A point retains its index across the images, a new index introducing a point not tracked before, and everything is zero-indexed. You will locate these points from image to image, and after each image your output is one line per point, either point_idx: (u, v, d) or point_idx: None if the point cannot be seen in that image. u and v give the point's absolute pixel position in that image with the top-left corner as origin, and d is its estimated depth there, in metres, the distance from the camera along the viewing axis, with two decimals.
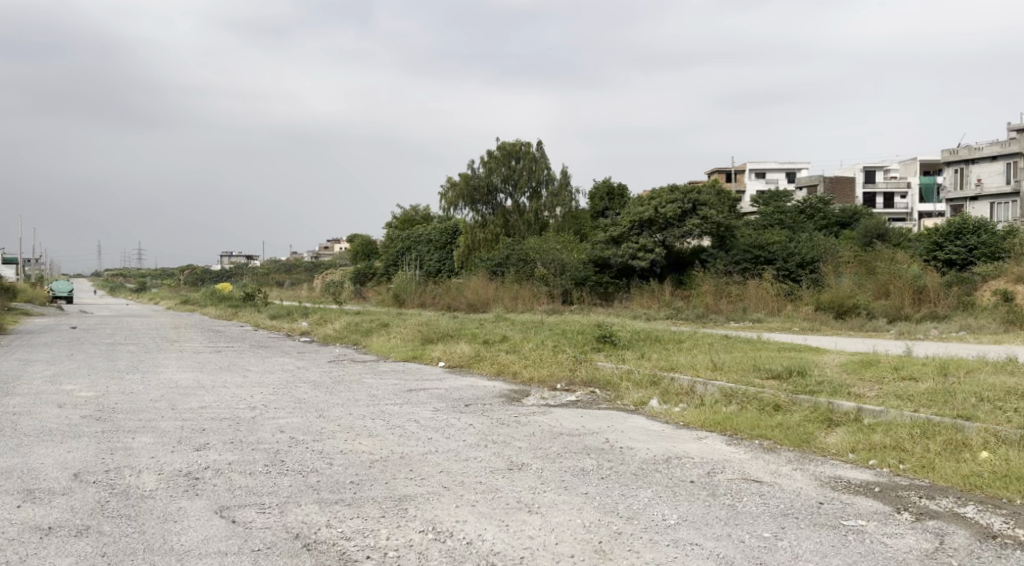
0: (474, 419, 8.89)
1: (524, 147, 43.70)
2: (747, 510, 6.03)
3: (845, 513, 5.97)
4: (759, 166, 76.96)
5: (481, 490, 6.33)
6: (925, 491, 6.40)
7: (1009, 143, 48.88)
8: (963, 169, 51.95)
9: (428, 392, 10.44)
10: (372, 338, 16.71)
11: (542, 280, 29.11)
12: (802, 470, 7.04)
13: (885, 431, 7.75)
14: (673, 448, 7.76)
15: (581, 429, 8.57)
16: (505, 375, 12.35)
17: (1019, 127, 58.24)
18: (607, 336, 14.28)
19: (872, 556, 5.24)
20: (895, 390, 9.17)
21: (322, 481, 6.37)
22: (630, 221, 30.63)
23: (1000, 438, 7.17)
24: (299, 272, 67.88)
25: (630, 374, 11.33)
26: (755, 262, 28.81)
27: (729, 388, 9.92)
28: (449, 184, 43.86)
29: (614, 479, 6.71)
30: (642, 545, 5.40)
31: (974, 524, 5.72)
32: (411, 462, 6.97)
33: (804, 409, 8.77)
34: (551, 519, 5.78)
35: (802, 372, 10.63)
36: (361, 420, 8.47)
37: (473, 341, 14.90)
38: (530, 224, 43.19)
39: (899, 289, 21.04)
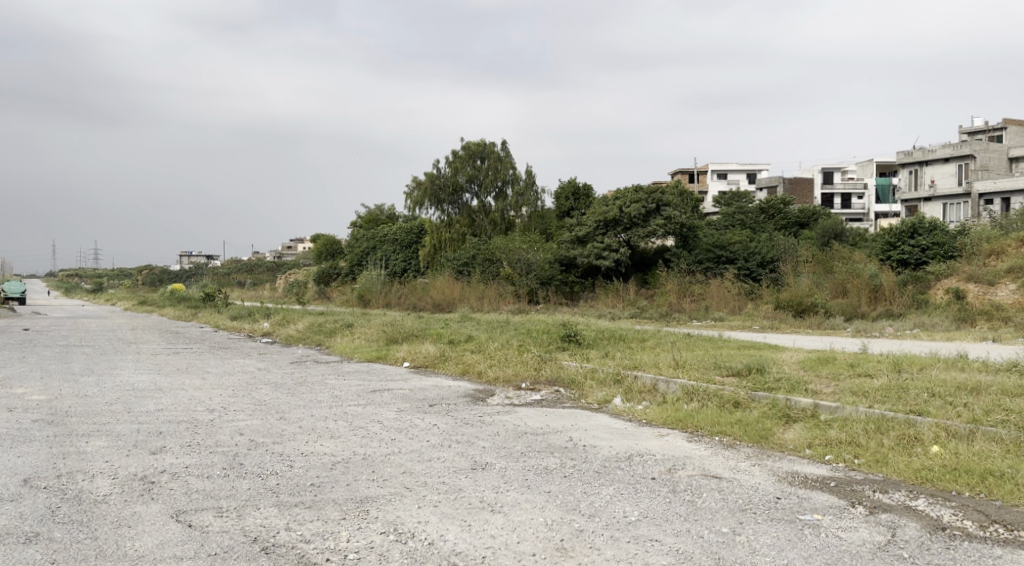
0: (438, 418, 8.89)
1: (489, 147, 43.83)
2: (706, 506, 6.11)
3: (801, 507, 6.08)
4: (720, 166, 77.73)
5: (444, 490, 6.33)
6: (878, 485, 6.54)
7: (961, 145, 50.18)
8: (918, 170, 53.06)
9: (392, 392, 10.43)
10: (336, 338, 16.64)
11: (507, 280, 29.16)
12: (760, 465, 7.16)
13: (841, 426, 7.89)
14: (636, 446, 7.85)
15: (544, 428, 8.62)
16: (470, 375, 12.36)
17: (971, 130, 59.71)
18: (571, 335, 14.33)
19: (826, 550, 5.34)
20: (852, 386, 9.35)
21: (282, 483, 6.33)
22: (595, 221, 30.75)
23: (951, 432, 7.34)
24: (262, 272, 67.25)
25: (595, 373, 11.39)
26: (717, 261, 29.24)
27: (690, 385, 10.05)
28: (415, 184, 43.55)
29: (578, 477, 6.75)
30: (603, 542, 5.44)
31: (924, 517, 5.86)
32: (373, 463, 6.96)
33: (763, 406, 8.90)
34: (513, 519, 5.80)
35: (761, 369, 10.79)
36: (323, 421, 8.42)
37: (438, 341, 14.88)
38: (496, 224, 43.23)
39: (857, 288, 21.42)
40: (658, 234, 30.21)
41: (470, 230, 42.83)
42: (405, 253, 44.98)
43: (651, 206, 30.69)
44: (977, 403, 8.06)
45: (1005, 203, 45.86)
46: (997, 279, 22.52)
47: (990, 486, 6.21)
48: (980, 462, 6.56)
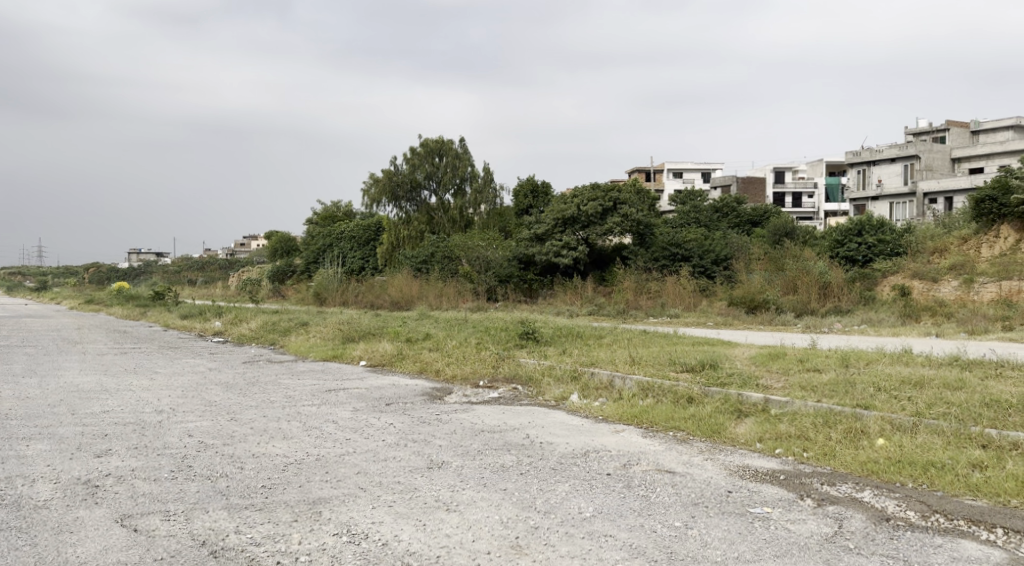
0: (395, 418, 8.84)
1: (447, 144, 43.72)
2: (660, 500, 6.17)
3: (751, 500, 6.17)
4: (676, 166, 78.50)
5: (399, 490, 6.30)
6: (826, 477, 6.66)
7: (906, 146, 51.48)
8: (865, 170, 54.12)
9: (347, 391, 10.33)
10: (290, 337, 16.45)
11: (466, 277, 29.10)
12: (712, 459, 7.25)
13: (791, 420, 8.04)
14: (592, 442, 7.89)
15: (502, 425, 8.62)
16: (427, 373, 12.31)
17: (916, 131, 61.19)
18: (529, 333, 14.35)
19: (776, 542, 5.43)
20: (800, 381, 9.52)
21: (232, 486, 6.24)
22: (554, 219, 30.81)
23: (896, 425, 7.50)
24: (214, 270, 66.12)
25: (552, 370, 11.43)
26: (673, 259, 29.52)
27: (645, 382, 10.14)
28: (372, 180, 43.23)
29: (535, 474, 6.77)
30: (558, 539, 5.46)
31: (871, 508, 5.98)
32: (327, 463, 6.90)
33: (715, 401, 9.00)
34: (468, 517, 5.79)
35: (714, 365, 10.93)
36: (275, 422, 8.31)
37: (395, 340, 14.78)
38: (454, 221, 43.06)
39: (807, 285, 21.72)
40: (615, 232, 30.32)
41: (428, 227, 42.57)
42: (362, 251, 44.46)
43: (607, 203, 30.83)
44: (921, 396, 8.27)
45: (948, 203, 47.01)
46: (940, 277, 23.15)
47: (932, 477, 6.36)
48: (923, 454, 6.72)
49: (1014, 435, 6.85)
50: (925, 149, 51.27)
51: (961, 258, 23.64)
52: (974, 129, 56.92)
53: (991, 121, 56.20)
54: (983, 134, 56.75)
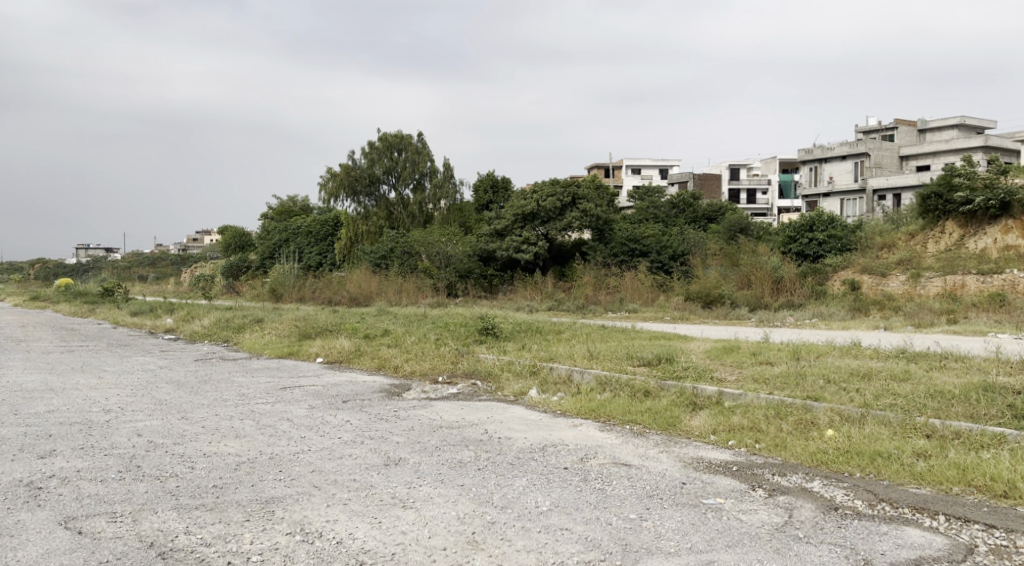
0: (352, 414, 8.77)
1: (406, 138, 43.60)
2: (615, 493, 6.22)
3: (704, 491, 6.24)
4: (634, 162, 79.05)
5: (354, 488, 6.25)
6: (776, 468, 6.77)
7: (857, 143, 52.60)
8: (817, 167, 55.07)
9: (302, 389, 10.24)
10: (244, 334, 16.24)
11: (426, 273, 29.00)
12: (667, 452, 7.32)
13: (743, 412, 8.15)
14: (550, 437, 7.91)
15: (460, 421, 8.60)
16: (385, 370, 12.23)
17: (866, 129, 62.43)
18: (488, 328, 14.33)
19: (728, 532, 5.50)
20: (753, 374, 9.66)
21: (182, 486, 6.14)
22: (513, 214, 30.79)
23: (845, 416, 7.64)
24: (166, 265, 64.91)
25: (511, 365, 11.45)
26: (631, 254, 29.78)
27: (603, 376, 10.22)
28: (330, 174, 42.73)
29: (492, 470, 6.77)
30: (514, 534, 5.47)
31: (819, 497, 6.09)
32: (281, 462, 6.82)
33: (671, 394, 9.09)
34: (425, 514, 5.77)
35: (670, 359, 11.04)
36: (228, 421, 8.19)
37: (353, 336, 14.65)
38: (414, 217, 42.90)
39: (760, 280, 22.00)
40: (575, 227, 30.37)
41: (387, 223, 42.28)
42: (319, 246, 43.94)
43: (566, 199, 30.76)
44: (868, 388, 8.43)
45: (896, 199, 47.99)
46: (888, 271, 23.73)
47: (878, 467, 6.50)
48: (870, 444, 6.86)
49: (956, 424, 7.03)
50: (874, 147, 52.29)
51: (909, 253, 24.22)
52: (921, 127, 58.20)
53: (937, 120, 57.49)
54: (930, 133, 58.05)
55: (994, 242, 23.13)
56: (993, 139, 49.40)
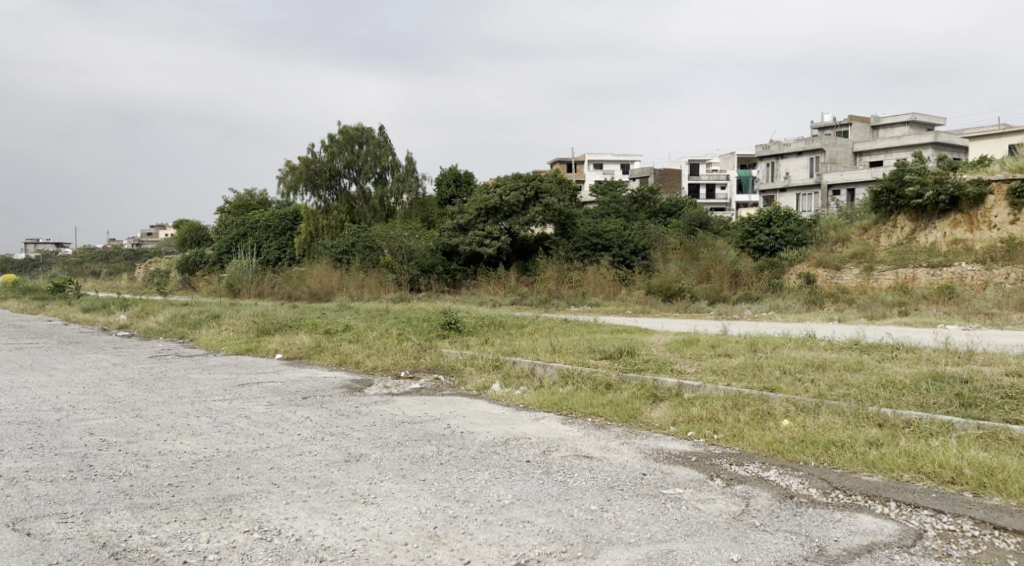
0: (311, 411, 8.69)
1: (367, 133, 43.28)
2: (577, 485, 6.25)
3: (664, 482, 6.30)
4: (595, 157, 79.38)
5: (315, 485, 6.20)
6: (734, 458, 6.85)
7: (812, 139, 53.38)
8: (775, 162, 55.93)
9: (262, 385, 10.13)
10: (201, 330, 16.02)
11: (388, 267, 28.85)
12: (628, 444, 7.37)
13: (702, 403, 8.23)
14: (513, 430, 7.93)
15: (423, 416, 8.56)
16: (347, 365, 12.14)
17: (822, 126, 63.43)
18: (451, 322, 14.30)
19: (686, 522, 5.55)
20: (712, 365, 9.79)
21: (136, 485, 6.04)
22: (476, 208, 30.71)
23: (799, 406, 7.76)
24: (120, 260, 63.72)
25: (474, 359, 11.44)
26: (593, 249, 30.01)
27: (565, 369, 10.27)
28: (289, 167, 42.13)
29: (454, 464, 6.77)
30: (476, 527, 5.47)
31: (775, 486, 6.18)
32: (238, 460, 6.74)
33: (632, 386, 9.16)
34: (386, 509, 5.75)
35: (631, 352, 11.13)
36: (183, 418, 8.06)
37: (313, 332, 14.52)
38: (376, 211, 42.66)
39: (719, 273, 22.27)
40: (537, 222, 30.42)
41: (348, 217, 41.97)
42: (278, 240, 43.39)
43: (529, 193, 30.76)
44: (823, 378, 8.57)
45: (850, 194, 48.78)
46: (842, 264, 24.22)
47: (832, 455, 6.61)
48: (824, 433, 6.97)
49: (907, 413, 7.16)
50: (828, 143, 52.64)
51: (862, 247, 24.71)
52: (875, 124, 59.26)
53: (890, 117, 58.61)
54: (883, 129, 59.14)
55: (943, 235, 23.58)
56: (944, 135, 50.32)
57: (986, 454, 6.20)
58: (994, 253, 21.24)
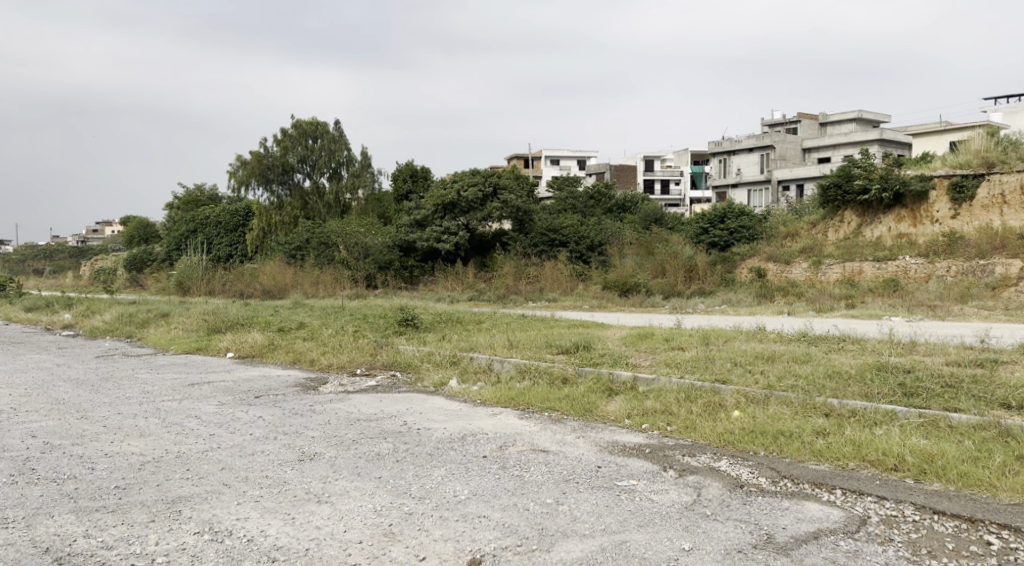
0: (265, 410, 8.58)
1: (322, 127, 43.01)
2: (533, 479, 6.27)
3: (619, 474, 6.35)
4: (552, 153, 79.56)
5: (267, 484, 6.13)
6: (687, 449, 6.93)
7: (763, 136, 54.14)
8: (726, 160, 56.76)
9: (212, 385, 9.97)
10: (150, 329, 15.71)
11: (343, 264, 28.63)
12: (583, 437, 7.41)
13: (656, 396, 8.31)
14: (470, 426, 7.93)
15: (379, 414, 8.52)
16: (301, 363, 12.02)
17: (773, 123, 64.36)
18: (408, 320, 14.21)
19: (640, 513, 5.61)
20: (666, 359, 9.90)
21: (81, 488, 5.92)
22: (433, 204, 30.56)
23: (750, 398, 7.89)
24: (65, 257, 62.15)
25: (431, 356, 11.39)
26: (550, 244, 30.13)
27: (523, 364, 10.30)
28: (240, 162, 41.50)
29: (410, 461, 6.74)
30: (431, 524, 5.46)
31: (726, 476, 6.26)
32: (188, 461, 6.63)
33: (588, 380, 9.22)
34: (341, 508, 5.71)
35: (587, 346, 11.19)
36: (131, 419, 7.91)
37: (266, 330, 14.32)
38: (331, 206, 42.29)
39: (674, 268, 22.48)
40: (494, 218, 30.44)
41: (302, 213, 41.51)
42: (229, 237, 42.71)
43: (487, 189, 30.75)
44: (771, 369, 8.74)
45: (800, 190, 49.63)
46: (792, 259, 24.68)
47: (781, 445, 6.72)
48: (773, 424, 7.08)
49: (852, 403, 7.31)
50: (778, 140, 53.35)
51: (811, 242, 25.15)
52: (823, 120, 60.30)
53: (838, 114, 59.69)
54: (831, 126, 60.22)
55: (889, 230, 24.07)
56: (889, 132, 51.36)
57: (926, 442, 6.35)
58: (936, 246, 21.75)
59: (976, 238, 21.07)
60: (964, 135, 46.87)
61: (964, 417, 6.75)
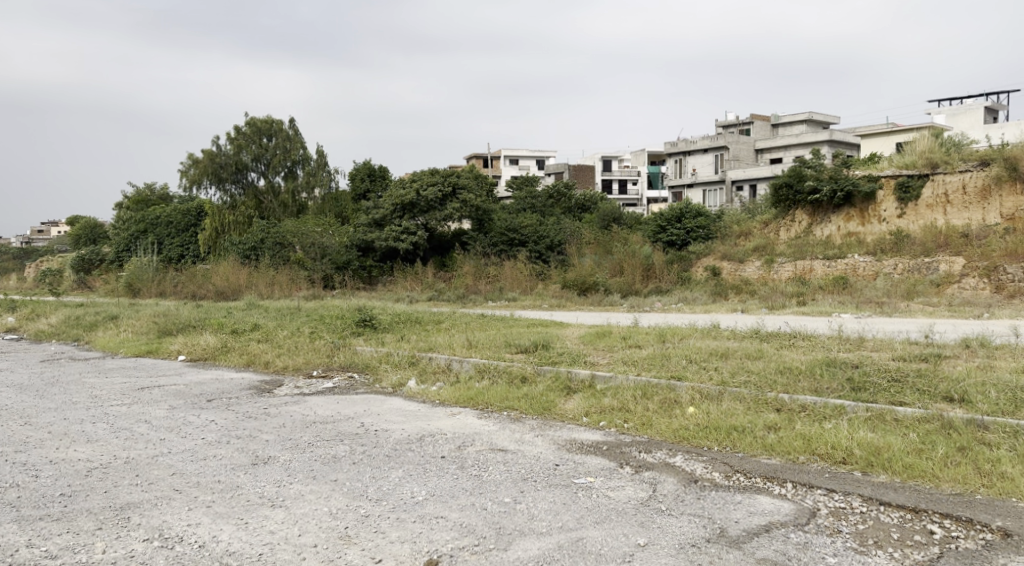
0: (217, 414, 8.44)
1: (276, 126, 42.59)
2: (491, 478, 6.26)
3: (576, 472, 6.37)
4: (511, 153, 79.64)
5: (219, 489, 6.03)
6: (643, 445, 6.97)
7: (717, 138, 54.82)
8: (681, 160, 57.41)
9: (163, 389, 9.78)
10: (98, 333, 15.36)
11: (300, 264, 28.36)
12: (542, 436, 7.42)
13: (614, 394, 8.36)
14: (428, 426, 7.88)
15: (336, 416, 8.44)
16: (255, 366, 11.85)
17: (726, 124, 65.20)
18: (366, 320, 14.11)
19: (597, 510, 5.62)
20: (624, 357, 9.95)
21: (25, 497, 5.77)
22: (391, 204, 30.35)
23: (704, 394, 7.95)
24: (9, 258, 60.50)
25: (389, 357, 11.32)
26: (510, 244, 30.17)
27: (482, 364, 10.27)
28: (192, 161, 40.92)
29: (367, 463, 6.68)
30: (388, 526, 5.42)
31: (681, 471, 6.32)
32: (137, 466, 6.50)
33: (546, 379, 9.24)
34: (295, 512, 5.64)
35: (546, 346, 11.20)
36: (78, 425, 7.72)
37: (219, 332, 14.11)
38: (286, 206, 41.81)
39: (632, 267, 22.63)
40: (455, 218, 30.40)
41: (257, 212, 41.02)
42: (181, 237, 41.98)
43: (447, 189, 30.67)
44: (726, 366, 8.85)
45: (753, 190, 50.32)
46: (745, 257, 25.00)
47: (734, 440, 6.80)
48: (727, 419, 7.16)
49: (802, 398, 7.42)
50: (732, 140, 54.05)
51: (764, 240, 25.51)
52: (775, 121, 61.24)
53: (789, 115, 60.66)
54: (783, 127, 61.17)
55: (838, 229, 24.51)
56: (839, 133, 52.34)
57: (873, 435, 6.46)
58: (883, 244, 22.20)
59: (922, 236, 21.54)
60: (910, 136, 47.96)
61: (909, 410, 6.89)
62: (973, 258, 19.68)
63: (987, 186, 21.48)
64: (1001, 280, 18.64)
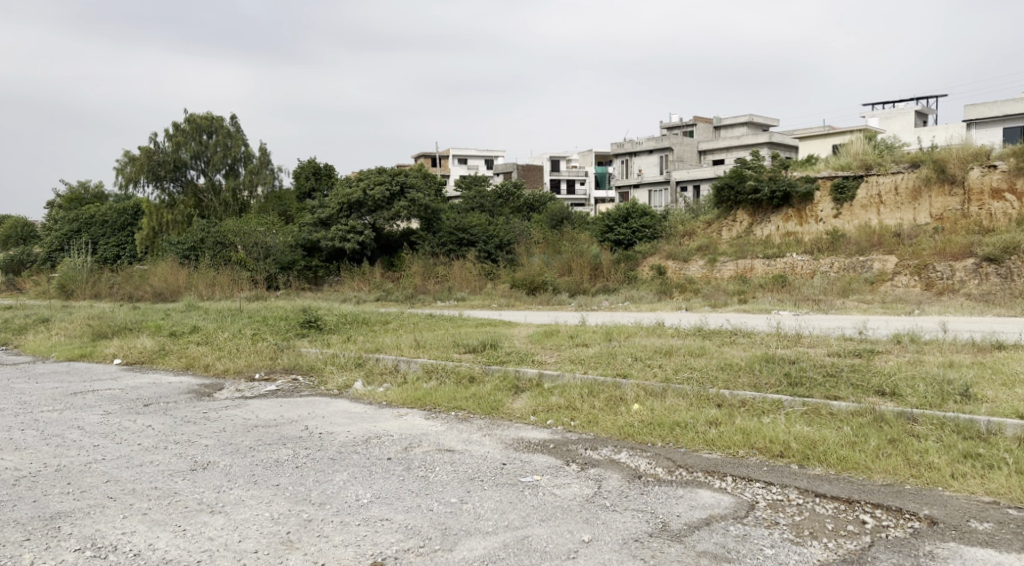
0: (154, 419, 8.24)
1: (216, 122, 41.79)
2: (438, 479, 6.22)
3: (523, 470, 6.36)
4: (459, 152, 79.45)
5: (156, 496, 5.89)
6: (589, 443, 6.99)
7: (662, 139, 55.45)
8: (628, 160, 57.97)
9: (97, 394, 9.52)
10: (28, 336, 14.86)
11: (241, 264, 27.66)
12: (490, 435, 7.40)
13: (561, 392, 8.37)
14: (374, 428, 7.79)
15: (278, 419, 8.29)
16: (195, 369, 11.60)
17: (671, 125, 66.04)
18: (311, 321, 13.95)
19: (542, 507, 5.63)
20: (571, 355, 10.00)
21: None
22: (338, 203, 30.04)
23: (649, 391, 8.01)
24: None
25: (335, 357, 11.17)
26: (459, 244, 30.08)
27: (430, 364, 10.21)
28: (128, 158, 39.94)
29: (311, 467, 6.58)
30: (332, 529, 5.34)
31: (625, 467, 6.37)
32: (69, 474, 6.32)
33: (494, 379, 9.22)
34: (235, 517, 5.53)
35: (494, 345, 11.17)
36: (5, 433, 7.46)
37: (156, 335, 13.79)
38: (227, 204, 41.13)
39: (580, 266, 22.75)
40: (402, 216, 30.20)
41: (197, 211, 40.25)
42: (117, 237, 40.95)
43: (394, 188, 30.46)
44: (669, 363, 8.92)
45: (696, 190, 51.00)
46: (689, 256, 25.32)
47: (677, 436, 6.86)
48: (670, 415, 7.22)
49: (742, 394, 7.53)
50: (677, 141, 54.75)
51: (707, 239, 25.89)
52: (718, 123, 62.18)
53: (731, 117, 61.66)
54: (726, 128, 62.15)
55: (778, 229, 24.97)
56: (780, 135, 53.36)
57: (809, 428, 6.59)
58: (821, 244, 22.69)
59: (858, 236, 22.07)
60: (848, 137, 49.13)
61: (844, 404, 7.03)
62: (906, 257, 20.22)
63: (918, 186, 22.07)
64: (931, 277, 19.16)
